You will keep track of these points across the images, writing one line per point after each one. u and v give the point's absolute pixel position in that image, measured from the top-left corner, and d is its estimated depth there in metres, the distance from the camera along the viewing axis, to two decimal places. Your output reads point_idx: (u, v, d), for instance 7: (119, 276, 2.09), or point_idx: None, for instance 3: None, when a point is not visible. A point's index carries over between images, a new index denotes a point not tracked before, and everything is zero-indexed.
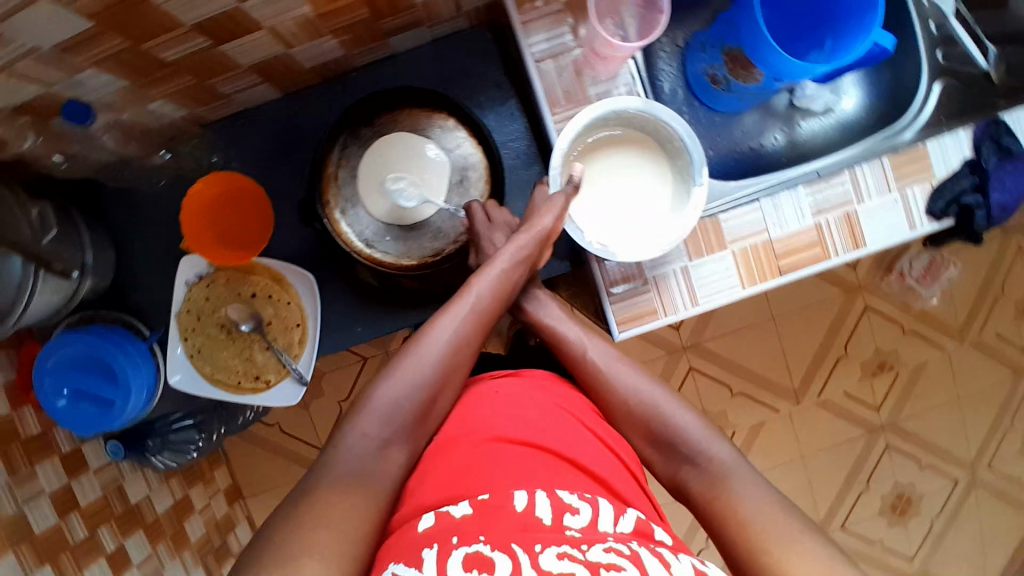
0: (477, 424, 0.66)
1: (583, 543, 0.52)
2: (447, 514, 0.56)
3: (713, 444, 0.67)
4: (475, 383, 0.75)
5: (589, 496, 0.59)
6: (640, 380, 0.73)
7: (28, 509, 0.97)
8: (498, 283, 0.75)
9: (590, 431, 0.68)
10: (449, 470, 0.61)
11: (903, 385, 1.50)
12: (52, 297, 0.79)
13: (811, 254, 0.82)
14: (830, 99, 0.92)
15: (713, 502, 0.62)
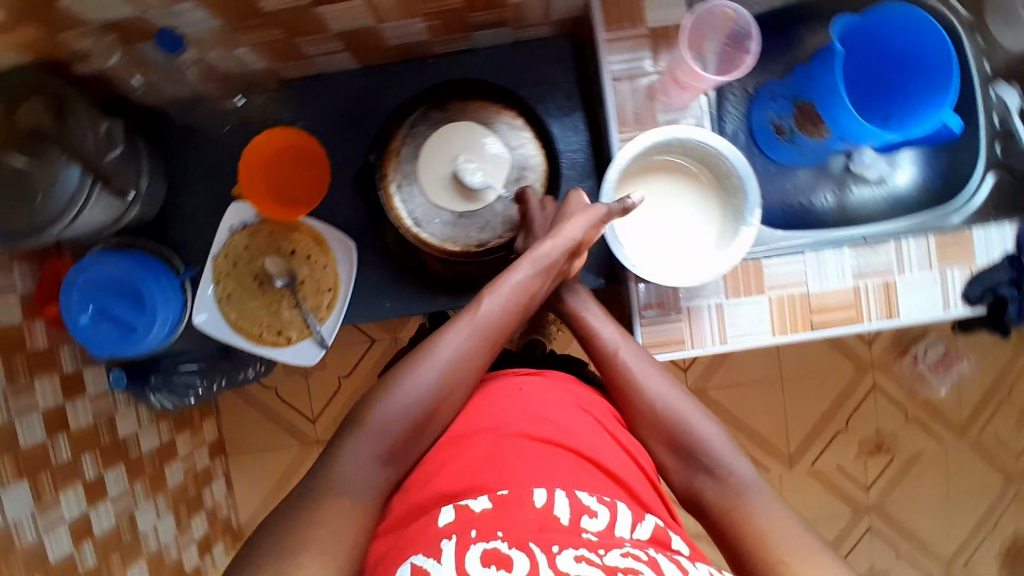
0: (491, 418, 0.65)
1: (601, 547, 0.52)
2: (466, 507, 0.56)
3: (733, 459, 0.66)
4: (496, 378, 0.73)
5: (607, 498, 0.59)
6: (664, 385, 0.72)
7: (20, 420, 1.00)
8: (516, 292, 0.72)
9: (614, 436, 0.68)
10: (467, 458, 0.61)
11: (896, 471, 1.49)
12: (101, 215, 0.80)
13: (844, 314, 0.84)
14: (885, 171, 0.94)
15: (730, 523, 0.62)
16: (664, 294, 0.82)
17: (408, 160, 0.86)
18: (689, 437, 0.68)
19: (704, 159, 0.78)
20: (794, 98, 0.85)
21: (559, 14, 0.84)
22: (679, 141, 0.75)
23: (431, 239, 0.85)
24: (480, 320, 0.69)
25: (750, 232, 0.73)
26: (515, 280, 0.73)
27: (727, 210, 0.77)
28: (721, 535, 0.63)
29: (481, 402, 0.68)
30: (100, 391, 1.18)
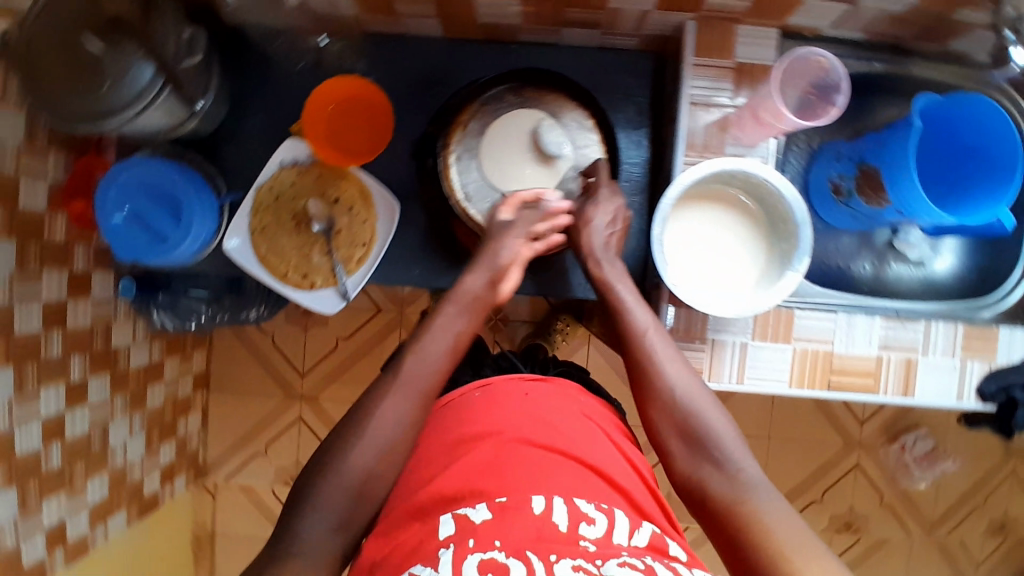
0: (493, 421, 0.70)
1: (598, 557, 0.57)
2: (465, 516, 0.60)
3: (741, 457, 0.67)
4: (498, 380, 0.77)
5: (605, 506, 0.63)
6: (686, 375, 0.72)
7: (19, 307, 0.96)
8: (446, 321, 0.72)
9: (612, 445, 0.73)
10: (470, 461, 0.65)
11: (859, 552, 1.48)
12: (161, 119, 0.79)
13: (862, 381, 0.84)
14: (925, 254, 0.95)
15: (734, 518, 0.63)
16: (691, 322, 0.83)
17: (473, 136, 0.86)
18: (704, 426, 0.69)
19: (760, 197, 0.78)
20: (860, 161, 0.84)
21: (651, 30, 0.85)
22: (745, 174, 0.75)
23: (478, 217, 0.85)
24: (415, 372, 0.68)
25: (796, 278, 0.73)
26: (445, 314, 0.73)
27: (774, 248, 0.78)
28: (723, 527, 0.63)
29: (478, 409, 0.72)
30: (104, 296, 1.16)
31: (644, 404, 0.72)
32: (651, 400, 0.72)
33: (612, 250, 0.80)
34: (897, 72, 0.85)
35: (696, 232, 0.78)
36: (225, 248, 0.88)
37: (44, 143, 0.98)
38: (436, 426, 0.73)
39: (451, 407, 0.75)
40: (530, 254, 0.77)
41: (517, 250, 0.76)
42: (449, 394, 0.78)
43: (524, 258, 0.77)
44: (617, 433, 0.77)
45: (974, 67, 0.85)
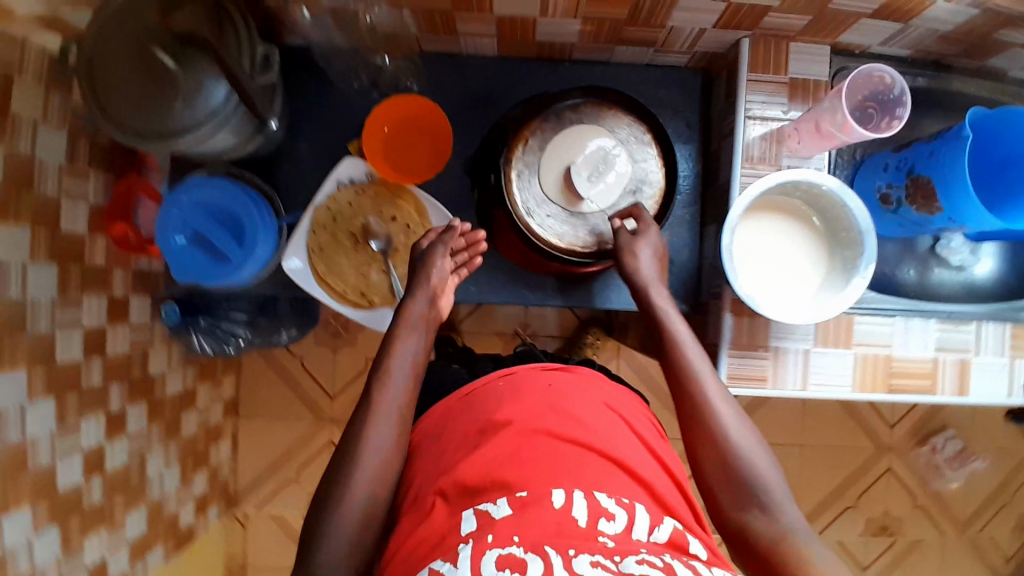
0: (515, 410, 0.68)
1: (617, 553, 0.54)
2: (487, 513, 0.58)
3: (787, 504, 0.66)
4: (525, 370, 0.76)
5: (626, 501, 0.60)
6: (734, 416, 0.70)
7: (60, 335, 0.94)
8: (408, 359, 0.75)
9: (636, 435, 0.70)
10: (492, 451, 0.63)
11: (893, 555, 1.50)
12: (230, 137, 0.81)
13: (920, 383, 0.87)
14: (966, 258, 0.95)
15: (779, 565, 0.62)
16: (755, 332, 0.83)
17: (533, 152, 0.86)
18: (751, 474, 0.67)
19: (819, 209, 0.80)
20: (910, 170, 0.86)
21: (703, 46, 0.87)
22: (808, 184, 0.76)
23: (537, 231, 0.84)
24: (388, 397, 0.71)
25: (861, 283, 0.75)
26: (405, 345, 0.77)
27: (834, 256, 0.80)
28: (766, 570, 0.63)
29: (501, 400, 0.70)
30: (141, 321, 1.14)
31: (693, 442, 0.71)
32: (698, 438, 0.70)
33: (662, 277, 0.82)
34: (940, 87, 0.89)
35: (762, 240, 0.79)
36: (285, 268, 0.88)
37: (85, 165, 0.97)
38: (450, 413, 0.74)
39: (473, 395, 0.74)
40: (454, 281, 0.86)
41: (444, 277, 0.84)
42: (472, 385, 0.77)
43: (451, 284, 0.85)
44: (640, 422, 0.74)
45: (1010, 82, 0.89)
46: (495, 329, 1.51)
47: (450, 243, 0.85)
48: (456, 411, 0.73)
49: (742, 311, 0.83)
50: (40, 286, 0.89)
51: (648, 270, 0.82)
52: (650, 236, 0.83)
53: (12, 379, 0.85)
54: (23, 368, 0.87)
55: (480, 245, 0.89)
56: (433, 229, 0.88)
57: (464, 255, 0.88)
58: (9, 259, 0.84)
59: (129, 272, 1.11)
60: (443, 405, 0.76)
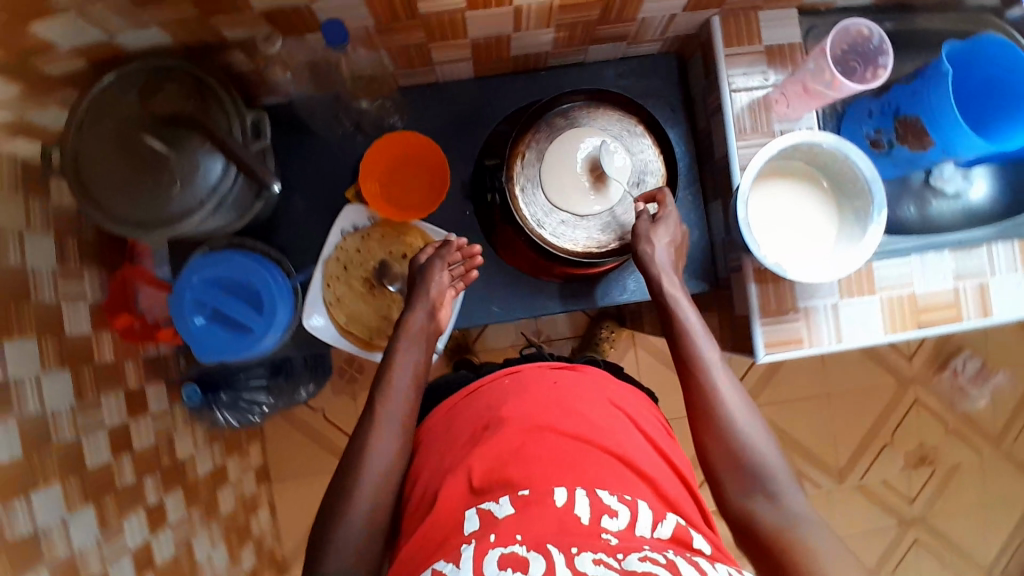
0: (525, 409, 0.73)
1: (620, 551, 0.56)
2: (491, 514, 0.62)
3: (790, 490, 0.70)
4: (531, 369, 0.81)
5: (629, 497, 0.64)
6: (739, 403, 0.75)
7: (86, 439, 0.91)
8: (411, 376, 0.79)
9: (641, 433, 0.76)
10: (502, 453, 0.68)
11: (936, 483, 1.53)
12: (233, 212, 0.79)
13: (946, 314, 0.89)
14: (961, 185, 0.92)
15: (778, 549, 0.66)
16: (781, 297, 0.84)
17: (531, 164, 0.86)
18: (756, 463, 0.71)
19: (822, 167, 0.81)
20: (896, 112, 0.88)
21: (674, 31, 0.88)
22: (809, 146, 0.78)
23: (551, 240, 0.85)
24: (390, 408, 0.76)
25: (878, 230, 0.77)
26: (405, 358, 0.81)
27: (844, 207, 0.81)
28: (764, 552, 0.67)
29: (508, 396, 0.76)
30: (161, 408, 1.12)
31: (699, 430, 0.75)
32: (707, 427, 0.74)
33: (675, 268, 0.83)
34: (906, 28, 0.91)
35: (775, 207, 0.81)
36: (308, 326, 0.88)
37: (77, 264, 0.95)
38: (456, 411, 0.79)
39: (480, 392, 0.79)
40: (451, 294, 0.87)
41: (442, 291, 0.85)
42: (477, 384, 0.82)
43: (449, 296, 0.87)
44: (645, 423, 0.79)
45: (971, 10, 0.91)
46: (509, 341, 1.50)
47: (447, 258, 0.86)
48: (462, 410, 0.79)
49: (767, 279, 0.84)
50: (56, 394, 0.87)
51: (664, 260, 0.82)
52: (670, 223, 0.83)
53: (47, 495, 0.83)
54: (56, 481, 0.85)
55: (477, 258, 0.89)
56: (430, 243, 0.89)
57: (461, 267, 0.88)
58: (22, 376, 0.82)
59: (139, 361, 1.07)
60: (449, 404, 0.81)
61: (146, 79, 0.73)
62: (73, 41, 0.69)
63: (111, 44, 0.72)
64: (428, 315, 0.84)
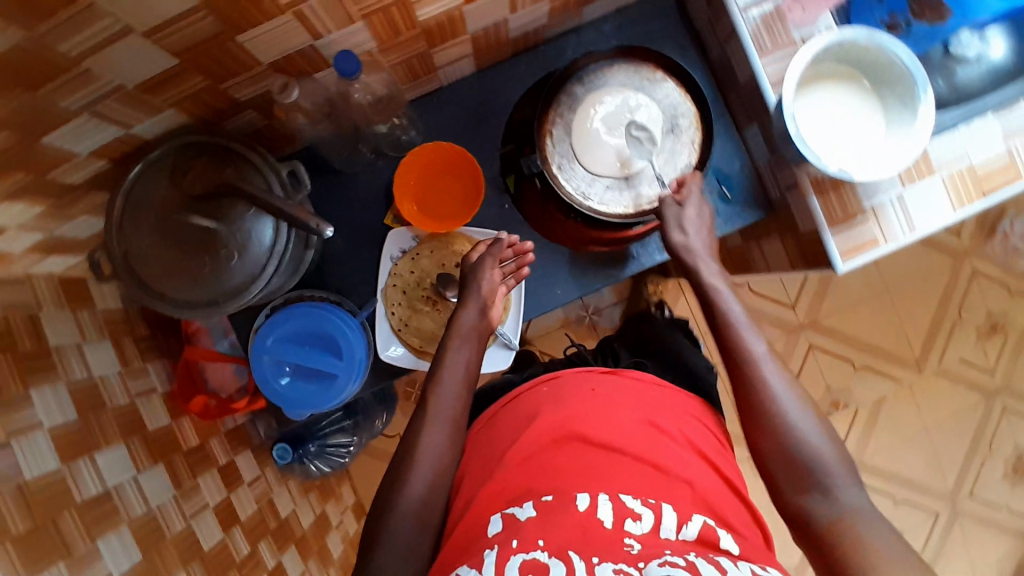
0: (562, 414, 0.75)
1: (641, 560, 0.56)
2: (514, 517, 0.63)
3: (846, 483, 0.66)
4: (574, 376, 0.81)
5: (653, 501, 0.65)
6: (794, 397, 0.71)
7: (196, 524, 0.92)
8: (461, 369, 0.79)
9: (681, 432, 0.75)
10: (533, 470, 0.69)
11: (1014, 347, 1.52)
12: (292, 266, 0.78)
13: (1007, 177, 0.86)
14: (980, 48, 0.86)
15: (833, 545, 0.63)
16: (846, 202, 0.82)
17: (562, 140, 0.85)
18: (809, 454, 0.68)
19: (856, 63, 0.79)
20: None
21: None
22: (838, 44, 0.77)
23: (601, 208, 0.84)
24: (438, 406, 0.76)
25: (928, 110, 0.75)
26: (457, 358, 0.80)
27: (887, 97, 0.79)
28: (818, 546, 0.65)
29: (544, 405, 0.77)
30: (254, 474, 1.13)
31: (751, 425, 0.72)
32: (756, 423, 0.71)
33: (715, 253, 0.81)
34: None
35: (821, 118, 0.79)
36: (387, 357, 0.89)
37: (138, 359, 0.96)
38: (496, 420, 0.80)
39: (518, 399, 0.80)
40: (504, 291, 0.86)
41: (493, 288, 0.84)
42: (515, 393, 0.82)
43: (501, 293, 0.85)
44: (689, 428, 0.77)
45: None
46: (560, 321, 1.49)
47: (499, 255, 0.85)
48: (501, 419, 0.79)
49: (826, 189, 0.82)
50: (157, 488, 0.88)
51: (699, 242, 0.80)
52: (696, 202, 0.81)
53: None
54: (181, 572, 0.86)
55: (529, 257, 0.88)
56: (481, 241, 0.87)
57: (513, 265, 0.87)
58: (119, 480, 0.83)
59: (222, 435, 1.09)
60: (491, 412, 0.82)
61: (175, 161, 0.73)
62: (91, 145, 0.68)
63: (129, 136, 0.71)
64: (480, 313, 0.83)
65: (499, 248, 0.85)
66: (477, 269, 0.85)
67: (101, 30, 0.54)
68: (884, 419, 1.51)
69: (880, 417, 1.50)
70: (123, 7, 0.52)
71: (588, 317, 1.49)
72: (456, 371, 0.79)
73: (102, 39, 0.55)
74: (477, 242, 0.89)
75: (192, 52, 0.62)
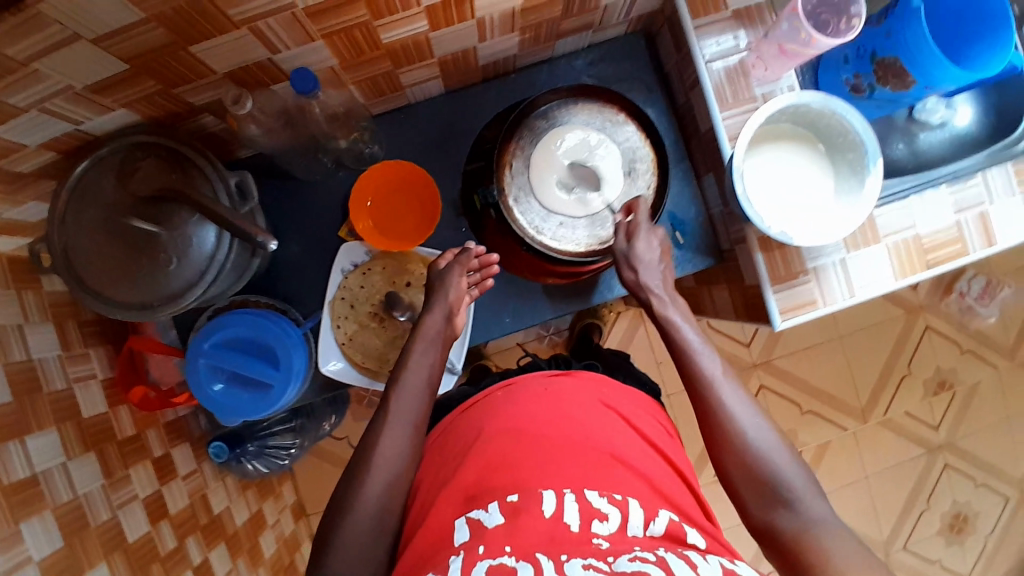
0: (522, 417, 0.76)
1: (610, 554, 0.57)
2: (479, 522, 0.63)
3: (811, 497, 0.67)
4: (528, 378, 0.84)
5: (619, 498, 0.66)
6: (747, 404, 0.73)
7: (123, 515, 0.92)
8: (427, 375, 0.80)
9: (638, 433, 0.78)
10: (492, 467, 0.70)
11: (959, 404, 1.55)
12: (233, 273, 0.78)
13: (953, 249, 0.89)
14: (945, 114, 0.91)
15: (801, 557, 0.63)
16: (790, 260, 0.85)
17: (521, 172, 0.85)
18: (769, 468, 0.69)
19: (812, 125, 0.81)
20: (872, 55, 0.84)
21: (638, 11, 0.87)
22: (794, 107, 0.78)
23: (553, 244, 0.85)
24: (402, 405, 0.76)
25: (875, 182, 0.77)
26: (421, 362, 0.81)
27: (838, 163, 0.81)
28: (788, 562, 0.65)
29: (502, 408, 0.78)
30: (190, 468, 1.13)
31: (711, 443, 0.73)
32: (713, 440, 0.73)
33: (670, 286, 0.83)
34: None
35: (777, 176, 0.81)
36: (326, 371, 0.89)
37: (80, 346, 0.95)
38: (452, 427, 0.81)
39: (475, 406, 0.81)
40: (468, 300, 0.86)
41: (459, 296, 0.85)
42: (472, 399, 0.84)
43: (465, 302, 0.86)
44: (642, 420, 0.81)
45: None
46: (519, 339, 1.48)
47: (466, 264, 0.86)
48: (458, 426, 0.80)
49: (771, 246, 0.84)
50: (85, 477, 0.87)
51: (655, 277, 0.82)
52: (644, 235, 0.81)
53: None
54: (102, 562, 0.85)
55: (493, 267, 0.89)
56: (450, 250, 0.88)
57: (478, 276, 0.88)
58: (47, 467, 0.82)
59: (160, 427, 1.09)
60: (449, 420, 0.83)
61: (122, 159, 0.72)
62: (40, 138, 0.67)
63: (78, 132, 0.70)
64: (444, 317, 0.84)
65: (466, 256, 0.86)
66: (445, 275, 0.85)
67: (49, 36, 0.54)
68: (826, 463, 1.54)
69: (823, 461, 1.53)
70: (72, 14, 0.52)
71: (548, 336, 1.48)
72: (423, 375, 0.79)
73: (50, 43, 0.55)
74: (446, 251, 0.89)
75: (142, 60, 0.62)
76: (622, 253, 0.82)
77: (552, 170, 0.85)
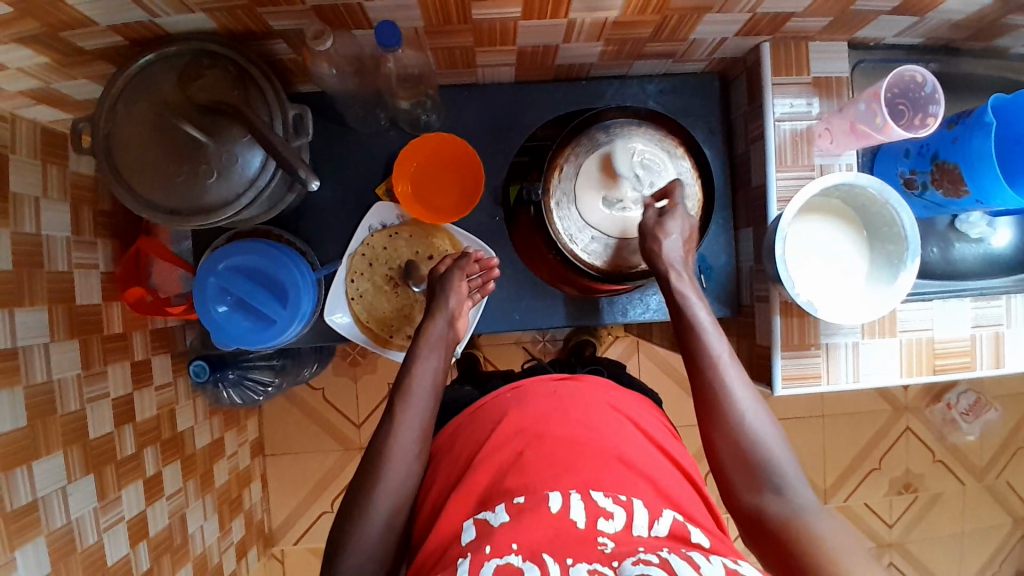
0: (531, 415, 0.77)
1: (615, 559, 0.59)
2: (486, 521, 0.65)
3: (800, 486, 0.69)
4: (533, 379, 0.84)
5: (624, 498, 0.67)
6: (747, 390, 0.74)
7: (91, 410, 0.91)
8: (434, 381, 0.80)
9: (634, 425, 0.80)
10: (496, 470, 0.71)
11: (918, 509, 1.56)
12: (265, 202, 0.78)
13: (961, 360, 0.90)
14: (984, 231, 0.91)
15: (791, 536, 0.65)
16: (805, 331, 0.86)
17: (568, 178, 0.87)
18: (763, 457, 0.71)
19: (860, 207, 0.81)
20: (934, 156, 0.85)
21: (722, 53, 0.87)
22: (850, 186, 0.78)
23: (582, 256, 0.87)
24: (411, 405, 0.77)
25: (908, 277, 0.78)
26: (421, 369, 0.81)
27: (876, 251, 0.82)
28: (779, 543, 0.66)
29: (510, 408, 0.79)
30: (166, 380, 1.11)
31: (707, 424, 0.75)
32: (711, 421, 0.74)
33: (688, 265, 0.82)
34: (952, 71, 0.90)
35: (820, 248, 0.82)
36: (329, 322, 0.90)
37: (91, 233, 0.94)
38: (461, 430, 0.82)
39: (483, 409, 0.82)
40: (469, 305, 0.87)
41: (459, 302, 0.85)
42: (479, 401, 0.84)
43: (466, 307, 0.87)
44: (647, 422, 0.83)
45: (1014, 61, 0.92)
46: (514, 337, 1.51)
47: (465, 270, 0.86)
48: (467, 427, 0.81)
49: (791, 312, 0.86)
50: (65, 363, 0.87)
51: (676, 253, 0.81)
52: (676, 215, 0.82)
53: (49, 464, 0.83)
54: (60, 451, 0.85)
55: (492, 270, 0.90)
56: (448, 255, 0.89)
57: (478, 279, 0.89)
58: (30, 342, 0.81)
59: (148, 331, 1.07)
60: (457, 422, 0.84)
61: (189, 63, 0.72)
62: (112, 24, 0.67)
63: (153, 25, 0.68)
64: (445, 330, 0.83)
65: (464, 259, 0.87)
66: (445, 280, 0.86)
67: None
68: None
69: None
70: None
71: (543, 341, 1.50)
72: (429, 381, 0.80)
73: None
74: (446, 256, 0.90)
75: None
76: (649, 225, 0.82)
77: (600, 186, 0.87)
